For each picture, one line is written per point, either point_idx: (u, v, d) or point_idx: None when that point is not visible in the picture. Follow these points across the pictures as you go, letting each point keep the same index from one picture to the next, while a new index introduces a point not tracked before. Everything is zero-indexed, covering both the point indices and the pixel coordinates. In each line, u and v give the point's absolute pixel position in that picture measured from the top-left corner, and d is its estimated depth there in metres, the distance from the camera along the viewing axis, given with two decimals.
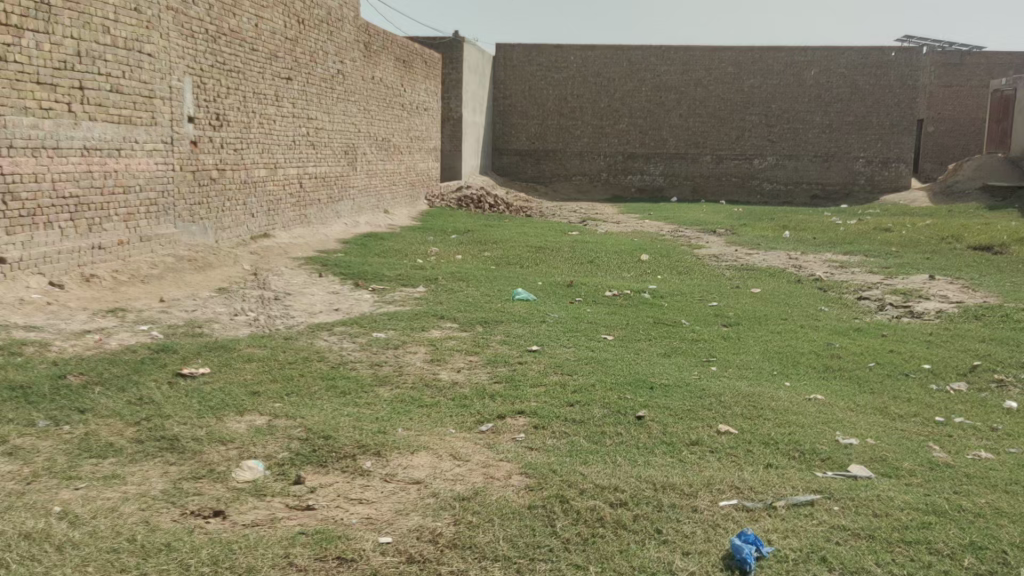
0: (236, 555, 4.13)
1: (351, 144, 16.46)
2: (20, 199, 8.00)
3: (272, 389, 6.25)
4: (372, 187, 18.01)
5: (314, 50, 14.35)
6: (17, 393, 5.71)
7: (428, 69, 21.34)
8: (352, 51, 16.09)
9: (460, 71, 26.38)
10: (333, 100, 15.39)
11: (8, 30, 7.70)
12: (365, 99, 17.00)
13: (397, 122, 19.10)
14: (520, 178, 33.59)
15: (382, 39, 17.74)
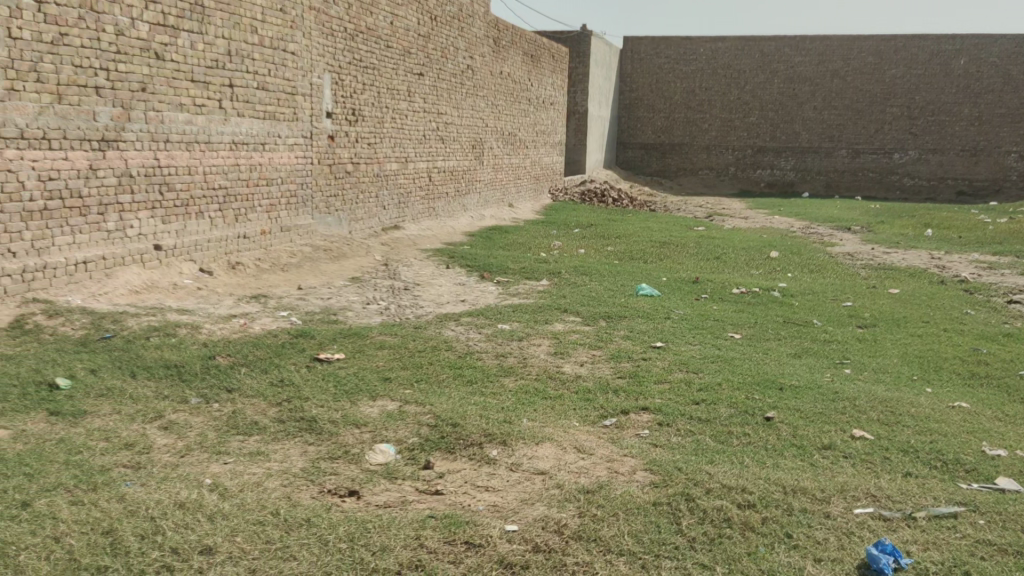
0: (371, 534, 4.31)
1: (479, 138, 16.74)
2: (175, 190, 8.59)
3: (402, 376, 6.46)
4: (498, 181, 18.25)
5: (445, 46, 14.65)
6: (172, 371, 6.13)
7: (556, 63, 21.42)
8: (482, 46, 16.34)
9: (588, 65, 26.39)
10: (462, 95, 15.68)
11: (166, 31, 8.23)
12: (493, 94, 17.24)
13: (523, 116, 19.28)
14: (643, 173, 33.36)
15: (511, 34, 17.93)
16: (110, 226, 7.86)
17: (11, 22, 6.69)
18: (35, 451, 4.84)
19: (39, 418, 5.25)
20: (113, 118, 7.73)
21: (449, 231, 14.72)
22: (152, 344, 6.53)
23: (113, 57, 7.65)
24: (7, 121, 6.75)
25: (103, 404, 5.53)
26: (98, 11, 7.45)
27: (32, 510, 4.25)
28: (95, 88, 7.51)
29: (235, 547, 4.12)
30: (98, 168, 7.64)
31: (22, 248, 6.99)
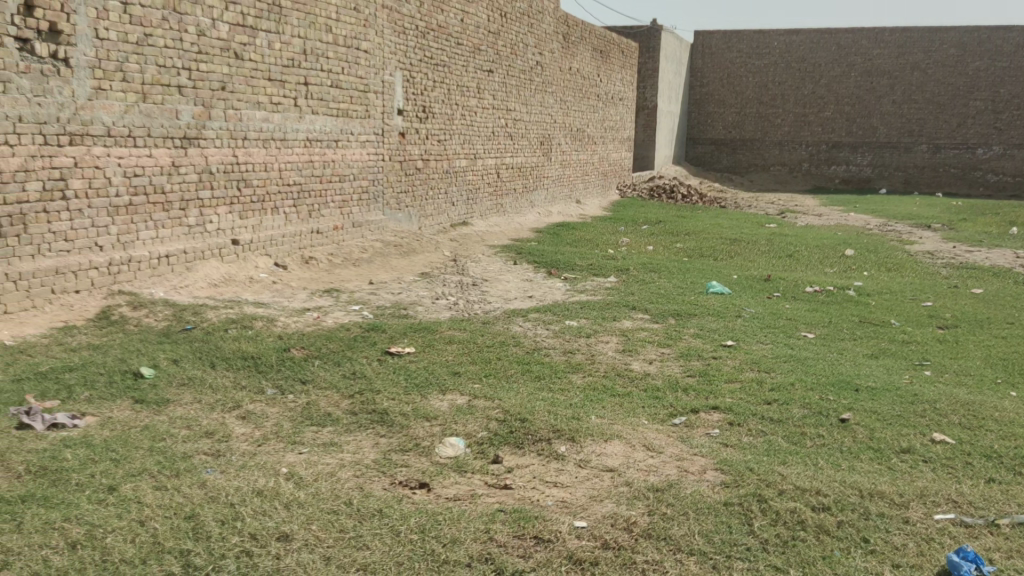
0: (441, 526, 4.36)
1: (547, 135, 16.75)
2: (252, 186, 8.82)
3: (471, 370, 6.51)
4: (565, 177, 18.21)
5: (515, 43, 14.70)
6: (250, 362, 6.30)
7: (625, 58, 21.27)
8: (551, 42, 16.33)
9: (658, 60, 26.14)
10: (531, 91, 15.70)
11: (245, 31, 8.45)
12: (562, 90, 17.22)
13: (592, 112, 19.21)
14: (714, 169, 32.90)
15: (580, 30, 17.88)
16: (191, 222, 8.12)
17: (99, 23, 6.95)
18: (121, 437, 5.04)
19: (125, 405, 5.46)
20: (194, 116, 7.98)
21: (517, 227, 14.77)
22: (230, 336, 6.72)
23: (194, 56, 7.89)
24: (96, 120, 7.03)
25: (184, 393, 5.72)
26: (181, 12, 7.69)
27: (120, 494, 4.43)
28: (177, 87, 7.76)
29: (310, 535, 4.22)
30: (179, 165, 7.89)
31: (109, 242, 7.28)
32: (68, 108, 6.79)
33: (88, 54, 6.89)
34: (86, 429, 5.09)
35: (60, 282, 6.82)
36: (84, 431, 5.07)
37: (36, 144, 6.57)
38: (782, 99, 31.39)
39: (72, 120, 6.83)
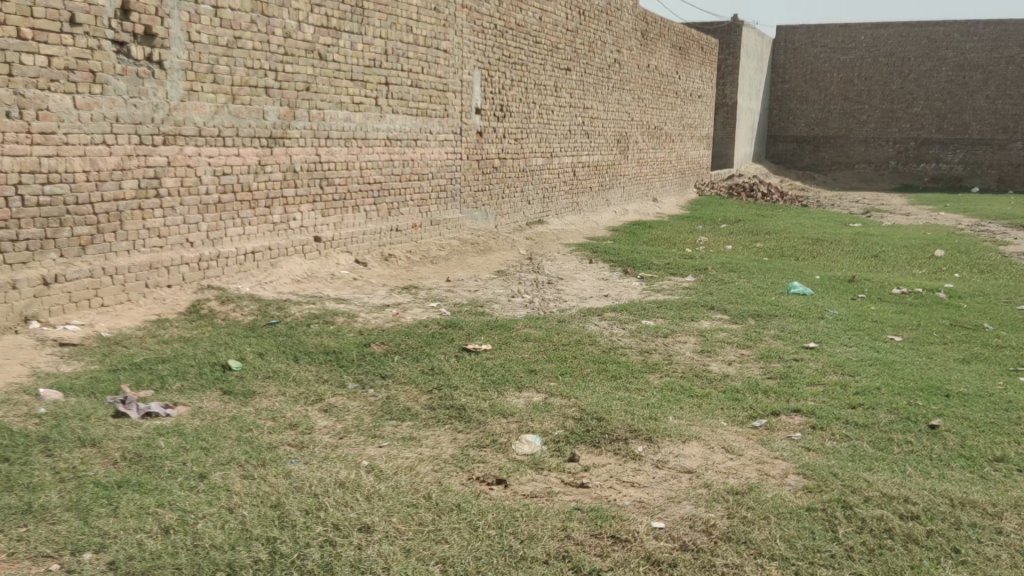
0: (519, 522, 4.39)
1: (624, 133, 16.64)
2: (334, 184, 9.02)
3: (547, 368, 6.52)
4: (642, 175, 18.06)
5: (593, 41, 14.66)
6: (331, 357, 6.44)
7: (705, 55, 20.98)
8: (630, 40, 16.22)
9: (738, 57, 25.71)
10: (609, 89, 15.62)
11: (329, 32, 8.64)
12: (640, 87, 17.09)
13: (670, 109, 19.00)
14: (795, 167, 32.10)
15: (659, 27, 17.71)
16: (276, 219, 8.36)
17: (191, 27, 7.19)
18: (210, 427, 5.21)
19: (214, 396, 5.65)
20: (280, 116, 8.21)
21: (592, 226, 14.72)
22: (313, 331, 6.89)
23: (280, 58, 8.11)
24: (187, 120, 7.29)
25: (269, 386, 5.89)
26: (268, 14, 7.91)
27: (209, 481, 4.58)
28: (264, 88, 7.99)
29: (391, 527, 4.29)
30: (266, 163, 8.13)
31: (199, 238, 7.57)
32: (162, 109, 7.06)
33: (181, 57, 7.14)
34: (178, 418, 5.28)
35: (153, 277, 7.11)
36: (176, 419, 5.27)
37: (132, 144, 6.86)
38: (870, 94, 30.42)
39: (165, 120, 7.10)
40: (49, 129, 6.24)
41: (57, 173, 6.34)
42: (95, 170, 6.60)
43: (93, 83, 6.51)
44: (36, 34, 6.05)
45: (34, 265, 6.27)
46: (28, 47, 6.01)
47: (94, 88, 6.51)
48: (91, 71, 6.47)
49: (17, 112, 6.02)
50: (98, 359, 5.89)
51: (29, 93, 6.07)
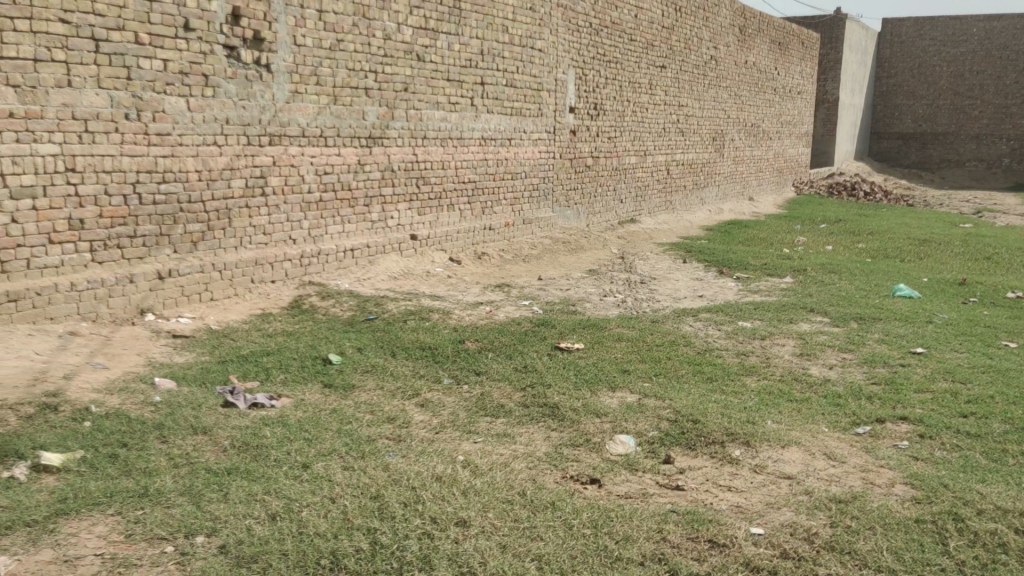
0: (614, 522, 4.37)
1: (720, 130, 16.35)
2: (430, 184, 9.17)
3: (641, 369, 6.47)
4: (738, 174, 17.72)
5: (689, 37, 14.46)
6: (427, 353, 6.55)
7: (805, 50, 20.42)
8: (727, 36, 15.93)
9: (840, 51, 24.93)
10: (705, 86, 15.38)
11: (427, 34, 8.79)
12: (737, 84, 16.77)
13: (768, 106, 18.58)
14: (901, 165, 31.08)
15: (758, 22, 17.34)
16: (374, 217, 8.56)
17: (297, 31, 7.43)
18: (313, 419, 5.38)
19: (315, 389, 5.82)
20: (379, 117, 8.39)
21: (685, 225, 14.52)
22: (409, 327, 7.02)
23: (380, 59, 8.29)
24: (292, 121, 7.53)
25: (368, 380, 6.03)
26: (370, 17, 8.09)
27: (312, 471, 4.73)
28: (365, 89, 8.18)
29: (486, 523, 4.33)
30: (365, 163, 8.33)
31: (302, 236, 7.82)
32: (268, 110, 7.31)
33: (287, 60, 7.38)
34: (282, 410, 5.47)
35: (258, 273, 7.38)
36: (280, 411, 5.45)
37: (240, 144, 7.13)
38: (985, 89, 29.04)
39: (271, 121, 7.35)
40: (164, 130, 6.54)
41: (171, 172, 6.64)
42: (206, 169, 6.89)
43: (205, 85, 6.79)
44: (153, 39, 6.35)
45: (150, 260, 6.60)
46: (146, 51, 6.31)
47: (206, 90, 6.79)
48: (204, 74, 6.75)
49: (136, 114, 6.33)
50: (207, 351, 6.15)
51: (146, 96, 6.37)
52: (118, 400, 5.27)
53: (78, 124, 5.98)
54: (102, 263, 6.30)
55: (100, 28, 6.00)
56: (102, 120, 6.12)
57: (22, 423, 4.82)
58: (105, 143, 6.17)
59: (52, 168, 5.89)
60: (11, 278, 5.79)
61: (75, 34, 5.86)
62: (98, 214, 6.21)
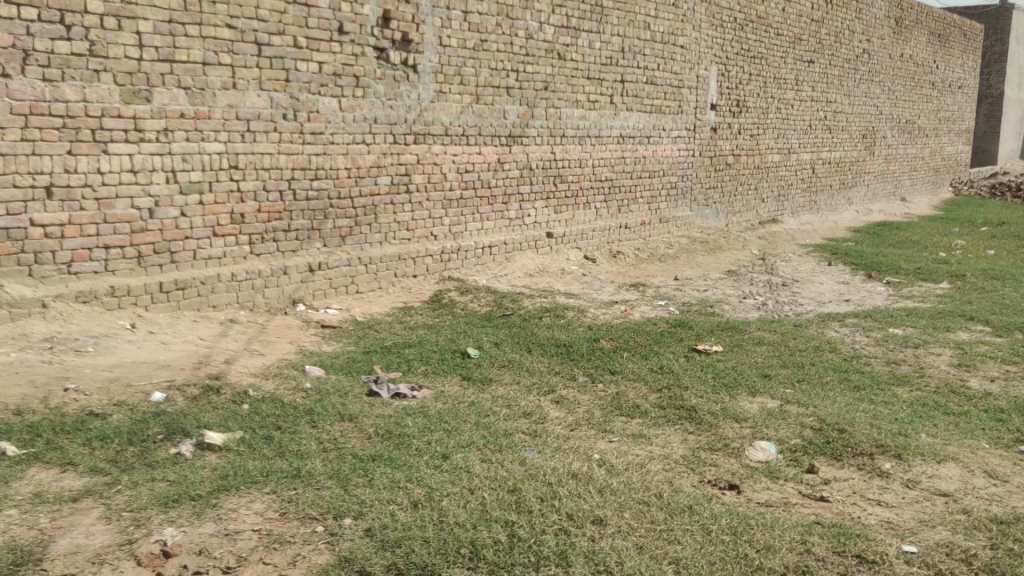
0: (754, 531, 4.25)
1: (871, 127, 15.60)
2: (567, 182, 9.22)
3: (783, 374, 6.27)
4: (889, 173, 16.87)
5: (839, 31, 13.86)
6: (563, 350, 6.58)
7: (968, 41, 19.15)
8: (882, 28, 15.16)
9: (1006, 43, 23.25)
10: (855, 81, 14.70)
11: (569, 32, 8.82)
12: (891, 79, 15.94)
13: (924, 101, 17.56)
14: None
15: (915, 13, 16.40)
16: (511, 215, 8.69)
17: (443, 32, 7.62)
18: (452, 411, 5.51)
19: (454, 381, 5.96)
20: (519, 115, 8.49)
21: (831, 226, 13.95)
22: (545, 324, 7.07)
23: (522, 58, 8.39)
24: (436, 120, 7.74)
25: (505, 375, 6.12)
26: (513, 17, 8.20)
27: (452, 462, 4.84)
28: (506, 88, 8.30)
29: (623, 522, 4.30)
30: (504, 161, 8.46)
31: (443, 232, 8.04)
32: (414, 110, 7.54)
33: (433, 61, 7.59)
34: (423, 400, 5.63)
35: (401, 267, 7.64)
36: (421, 401, 5.62)
37: (387, 143, 7.39)
38: None
39: (417, 120, 7.57)
40: (318, 130, 6.86)
41: (323, 170, 6.96)
42: (355, 167, 7.18)
43: (356, 86, 7.07)
44: (310, 43, 6.66)
45: (302, 253, 6.96)
46: (303, 54, 6.63)
47: (357, 91, 7.07)
48: (355, 75, 7.03)
49: (292, 115, 6.66)
50: (352, 341, 6.41)
51: (302, 97, 6.69)
52: (273, 385, 5.57)
53: (241, 123, 6.35)
54: (259, 255, 6.69)
55: (262, 33, 6.35)
56: (261, 120, 6.47)
57: (188, 403, 5.16)
58: (265, 142, 6.53)
59: (217, 166, 6.29)
60: (179, 267, 6.24)
61: (239, 39, 6.22)
62: (257, 209, 6.59)
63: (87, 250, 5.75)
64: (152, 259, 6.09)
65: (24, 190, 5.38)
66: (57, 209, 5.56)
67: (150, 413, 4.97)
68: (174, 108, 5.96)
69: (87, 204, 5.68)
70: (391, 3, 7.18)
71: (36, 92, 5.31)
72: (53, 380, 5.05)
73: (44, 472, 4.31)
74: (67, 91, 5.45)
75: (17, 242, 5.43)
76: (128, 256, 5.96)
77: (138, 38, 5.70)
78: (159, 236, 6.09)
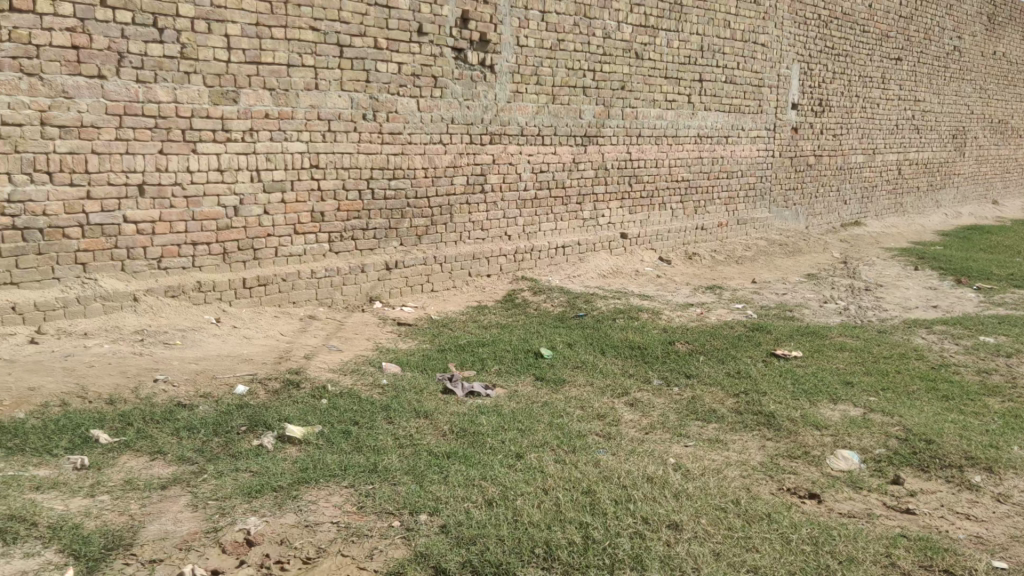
0: (836, 541, 4.13)
1: (961, 127, 15.03)
2: (643, 182, 9.14)
3: (866, 381, 6.09)
4: (980, 174, 16.23)
5: (929, 27, 13.39)
6: (637, 352, 6.53)
7: None
8: (974, 24, 14.59)
9: None
10: (945, 80, 14.19)
11: (647, 31, 8.74)
12: (983, 77, 15.33)
13: (1019, 100, 16.83)
14: None
15: (1011, 8, 15.74)
16: (586, 215, 8.68)
17: (520, 32, 7.64)
18: (526, 410, 5.51)
19: (528, 381, 5.97)
20: (595, 115, 8.45)
21: (917, 229, 13.50)
22: (619, 326, 7.02)
23: (599, 58, 8.35)
24: (512, 120, 7.76)
25: (579, 376, 6.10)
26: (591, 16, 8.17)
27: (526, 462, 4.84)
28: (583, 88, 8.28)
29: (699, 527, 4.22)
30: (580, 161, 8.44)
31: (516, 232, 8.08)
32: (491, 110, 7.58)
33: (510, 61, 7.61)
34: (496, 399, 5.65)
35: (475, 267, 7.72)
36: (495, 400, 5.64)
37: (464, 143, 7.45)
38: None
39: (493, 121, 7.61)
40: (397, 130, 6.95)
41: (401, 169, 7.06)
42: (432, 167, 7.26)
43: (435, 87, 7.14)
44: (390, 44, 6.76)
45: (379, 252, 7.07)
46: (383, 55, 6.73)
47: (436, 91, 7.14)
48: (434, 76, 7.10)
49: (372, 115, 6.77)
50: (427, 339, 6.47)
51: (382, 98, 6.79)
52: (350, 381, 5.67)
53: (323, 124, 6.48)
54: (338, 253, 6.82)
55: (345, 34, 6.47)
56: (343, 120, 6.60)
57: (270, 396, 5.29)
58: (345, 142, 6.65)
59: (299, 165, 6.44)
60: (262, 264, 6.41)
61: (323, 41, 6.35)
62: (337, 208, 6.72)
63: (176, 246, 5.95)
64: (236, 255, 6.26)
65: (118, 188, 5.59)
66: (149, 206, 5.76)
67: (234, 405, 5.11)
68: (259, 109, 6.12)
69: (177, 201, 5.88)
70: (470, 4, 7.23)
71: (130, 93, 5.51)
72: (144, 371, 5.24)
73: (134, 459, 4.47)
74: (159, 92, 5.64)
75: (111, 237, 5.65)
76: (214, 252, 6.15)
77: (227, 40, 5.87)
78: (243, 233, 6.26)
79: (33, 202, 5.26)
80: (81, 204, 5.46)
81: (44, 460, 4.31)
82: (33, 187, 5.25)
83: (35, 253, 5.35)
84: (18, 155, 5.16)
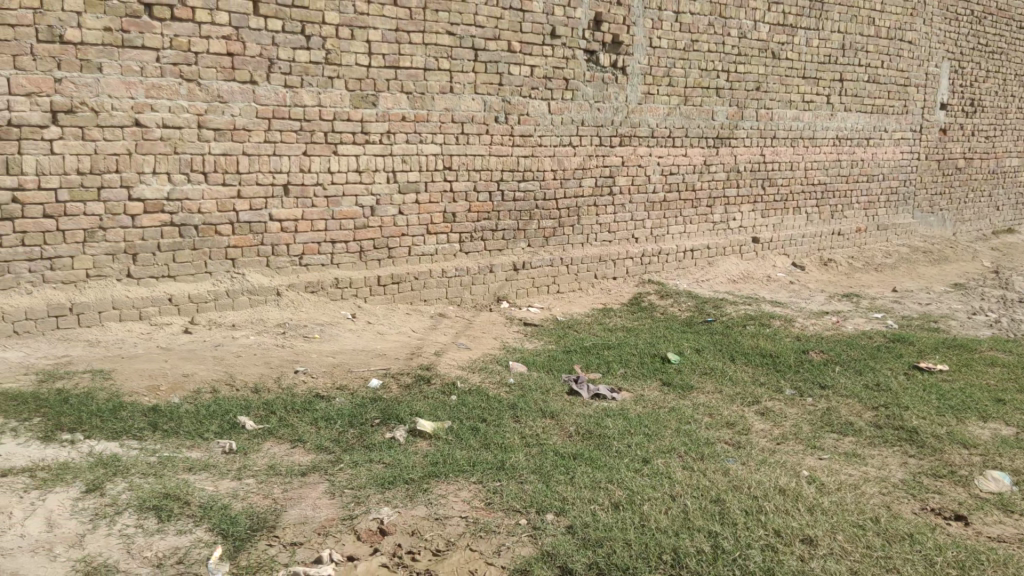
0: (986, 567, 3.87)
1: None
2: (777, 185, 8.90)
3: (1020, 399, 5.70)
4: None
5: None
6: (769, 360, 6.35)
7: None
8: None
9: None
10: None
11: (785, 30, 8.49)
12: None
13: None
14: None
15: None
16: (716, 218, 8.53)
17: (653, 33, 7.57)
18: (653, 415, 5.45)
19: (655, 386, 5.90)
20: (728, 117, 8.28)
21: None
22: (749, 332, 6.85)
23: (733, 58, 8.17)
24: (643, 122, 7.70)
25: (707, 382, 5.98)
26: (726, 16, 8.01)
27: (653, 467, 4.78)
28: (716, 89, 8.13)
29: (836, 544, 4.04)
30: (711, 164, 8.29)
31: (644, 234, 8.03)
32: (621, 112, 7.54)
33: (642, 62, 7.55)
34: (622, 403, 5.62)
35: (602, 269, 7.72)
36: (620, 403, 5.60)
37: (593, 145, 7.45)
38: None
39: (623, 123, 7.58)
40: (528, 132, 7.02)
41: (531, 171, 7.13)
42: (561, 168, 7.30)
43: (566, 89, 7.17)
44: (523, 47, 6.84)
45: (507, 252, 7.17)
46: (516, 58, 6.82)
47: (567, 94, 7.17)
48: (565, 78, 7.13)
49: (504, 117, 6.86)
50: (554, 340, 6.51)
51: (514, 100, 6.88)
52: (478, 378, 5.77)
53: (457, 126, 6.63)
54: (468, 253, 6.96)
55: (479, 38, 6.59)
56: (476, 123, 6.72)
57: (402, 390, 5.45)
58: (477, 144, 6.77)
59: (433, 166, 6.60)
60: (395, 262, 6.61)
61: (458, 45, 6.49)
62: (467, 209, 6.86)
63: (316, 244, 6.22)
64: (371, 253, 6.49)
65: (265, 188, 5.89)
66: (293, 205, 6.04)
67: (368, 398, 5.29)
68: (397, 112, 6.31)
69: (318, 201, 6.14)
70: (604, 6, 7.22)
71: (278, 97, 5.80)
72: (286, 362, 5.51)
73: (276, 446, 4.70)
74: (304, 97, 5.91)
75: (258, 235, 5.96)
76: (351, 250, 6.39)
77: (368, 46, 6.08)
78: (379, 232, 6.48)
79: (189, 201, 5.61)
80: (232, 203, 5.78)
81: (196, 442, 4.59)
82: (189, 186, 5.60)
83: (190, 248, 5.71)
84: (177, 155, 5.52)
